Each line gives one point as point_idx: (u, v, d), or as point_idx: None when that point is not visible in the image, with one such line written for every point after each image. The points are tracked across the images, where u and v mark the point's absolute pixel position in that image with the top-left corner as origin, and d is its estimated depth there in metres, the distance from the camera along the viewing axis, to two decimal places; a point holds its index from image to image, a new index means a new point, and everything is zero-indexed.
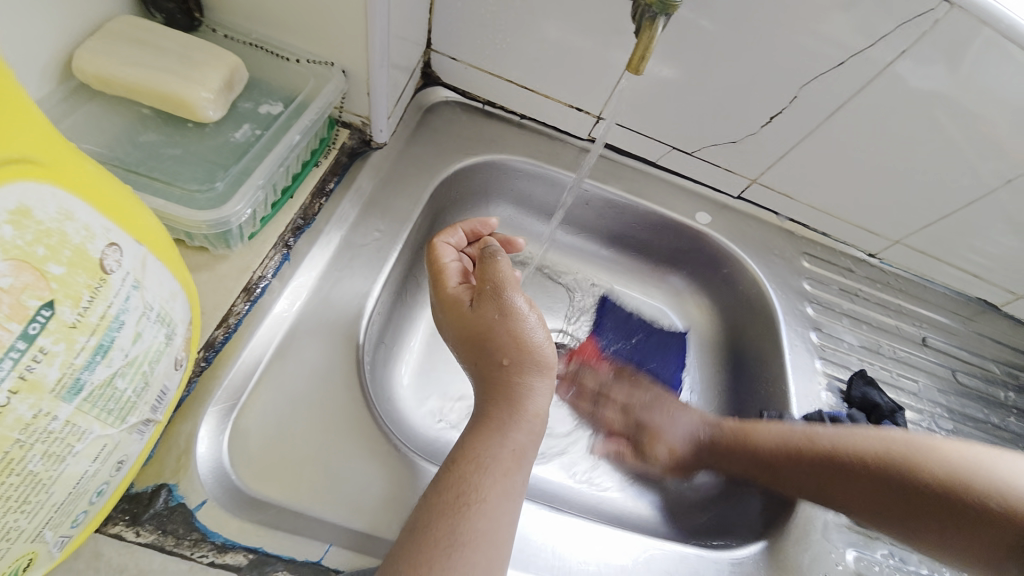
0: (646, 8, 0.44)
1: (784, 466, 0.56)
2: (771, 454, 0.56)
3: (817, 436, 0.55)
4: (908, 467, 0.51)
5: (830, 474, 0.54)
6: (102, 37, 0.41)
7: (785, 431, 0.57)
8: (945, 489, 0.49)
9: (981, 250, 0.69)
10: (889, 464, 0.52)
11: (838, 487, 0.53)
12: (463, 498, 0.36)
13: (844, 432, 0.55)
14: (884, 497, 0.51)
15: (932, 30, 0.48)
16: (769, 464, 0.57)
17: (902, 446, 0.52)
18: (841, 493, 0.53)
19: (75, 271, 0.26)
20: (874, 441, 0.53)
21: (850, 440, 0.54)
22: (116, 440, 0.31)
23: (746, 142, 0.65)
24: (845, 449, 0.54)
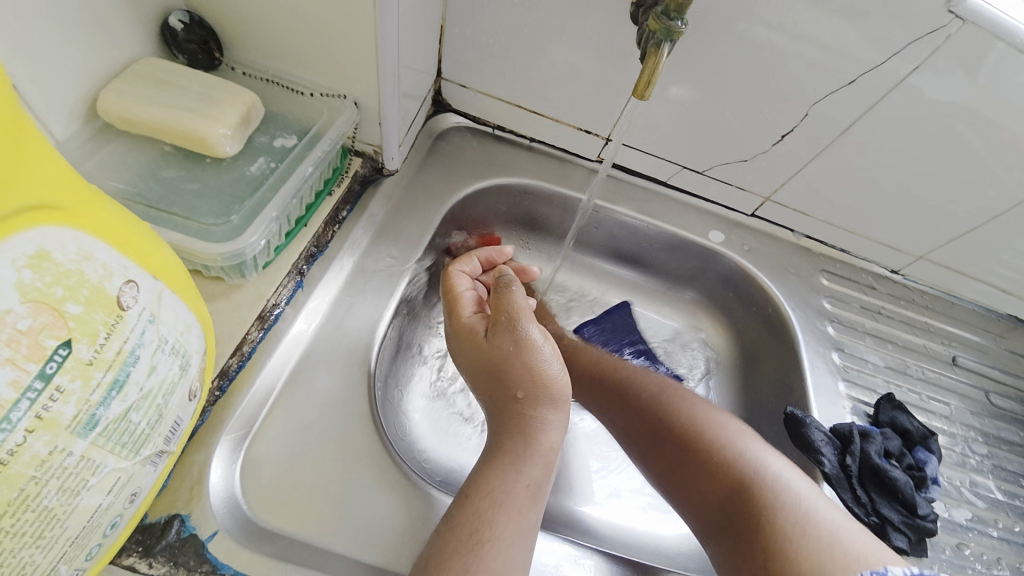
0: (652, 34, 0.45)
1: (597, 388, 0.59)
2: (594, 376, 0.59)
3: (640, 374, 0.58)
4: (694, 428, 0.52)
5: (627, 406, 0.56)
6: (128, 78, 0.43)
7: (623, 363, 0.59)
8: (713, 458, 0.49)
9: (1009, 264, 0.67)
10: (681, 420, 0.52)
11: (632, 417, 0.55)
12: (476, 535, 0.36)
13: (666, 383, 0.57)
14: (663, 445, 0.53)
15: (945, 45, 0.48)
16: (588, 386, 0.59)
17: (706, 414, 0.53)
18: (633, 425, 0.55)
19: (92, 309, 0.26)
20: (681, 400, 0.54)
21: (663, 390, 0.56)
22: (129, 473, 0.32)
23: (758, 159, 0.64)
24: (657, 394, 0.55)
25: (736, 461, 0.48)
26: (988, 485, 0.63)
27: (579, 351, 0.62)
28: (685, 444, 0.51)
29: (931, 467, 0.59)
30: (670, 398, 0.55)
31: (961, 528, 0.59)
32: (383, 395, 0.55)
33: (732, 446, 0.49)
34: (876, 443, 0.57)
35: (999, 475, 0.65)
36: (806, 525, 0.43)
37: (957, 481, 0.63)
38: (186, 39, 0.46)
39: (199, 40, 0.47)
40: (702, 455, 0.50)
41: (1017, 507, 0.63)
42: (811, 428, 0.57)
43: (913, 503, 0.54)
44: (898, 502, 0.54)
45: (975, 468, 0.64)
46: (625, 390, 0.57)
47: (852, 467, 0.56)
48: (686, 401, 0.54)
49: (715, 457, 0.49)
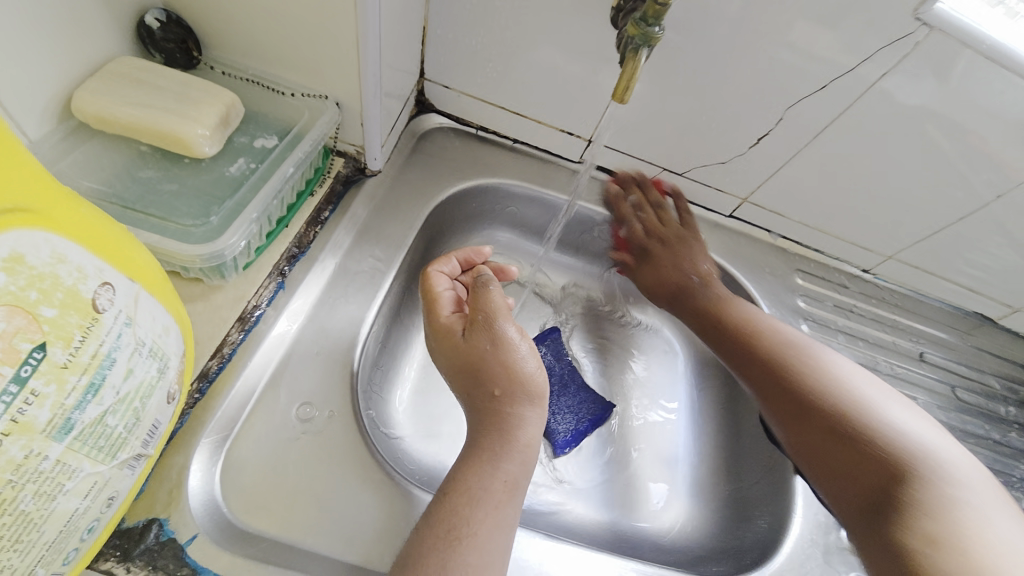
0: (630, 38, 0.46)
1: (752, 360, 0.59)
2: (749, 347, 0.60)
3: (801, 351, 0.58)
4: (858, 411, 0.52)
5: (782, 379, 0.57)
6: (103, 77, 0.42)
7: (781, 338, 0.59)
8: (875, 447, 0.50)
9: (974, 263, 0.70)
10: (847, 403, 0.53)
11: (789, 390, 0.56)
12: (454, 531, 0.36)
13: (834, 361, 0.57)
14: (819, 421, 0.53)
15: (914, 52, 0.50)
16: (741, 356, 0.60)
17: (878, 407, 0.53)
18: (789, 398, 0.56)
19: (67, 312, 0.26)
20: (846, 381, 0.55)
21: (825, 368, 0.56)
22: (106, 477, 0.32)
23: (736, 161, 0.66)
24: (822, 375, 0.56)
25: (901, 454, 0.49)
26: None
27: (739, 321, 0.62)
28: (841, 419, 0.52)
29: None
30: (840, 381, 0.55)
31: None
32: (370, 386, 0.56)
33: (896, 435, 0.50)
34: None
35: None
36: (967, 533, 0.43)
37: None
38: (163, 38, 0.46)
39: (177, 39, 0.46)
40: (862, 439, 0.51)
41: None
42: None
43: None
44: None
45: None
46: (785, 365, 0.57)
47: None
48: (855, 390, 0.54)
49: (876, 447, 0.50)
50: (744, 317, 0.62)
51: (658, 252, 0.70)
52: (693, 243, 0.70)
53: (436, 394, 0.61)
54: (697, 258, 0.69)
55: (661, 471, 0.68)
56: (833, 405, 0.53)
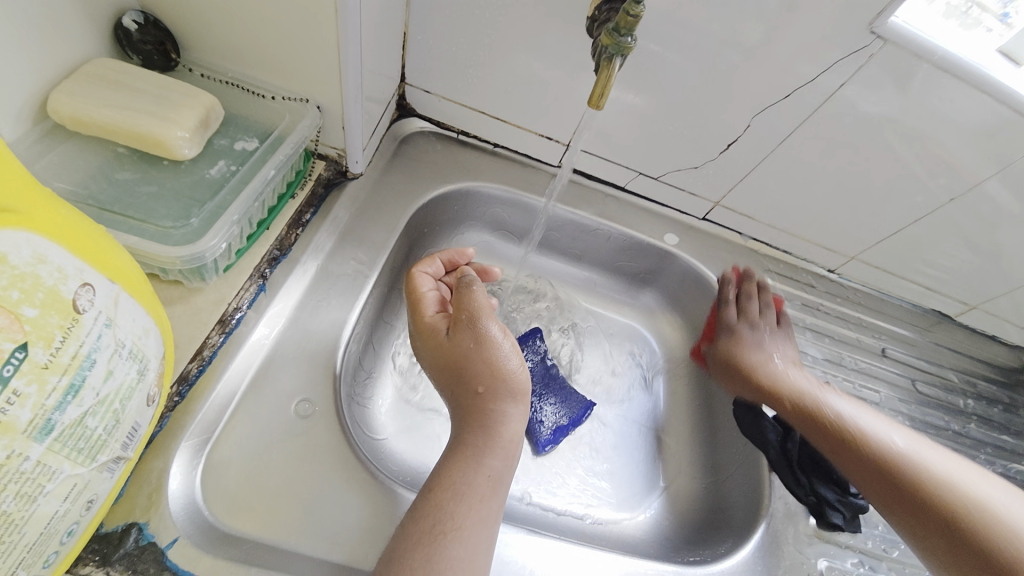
0: (604, 47, 0.48)
1: (864, 466, 0.57)
2: (858, 452, 0.57)
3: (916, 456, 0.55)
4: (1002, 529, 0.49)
5: (903, 491, 0.54)
6: (79, 79, 0.42)
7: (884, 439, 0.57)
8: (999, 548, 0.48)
9: (932, 263, 0.74)
10: (956, 498, 0.52)
11: (916, 505, 0.53)
12: (438, 527, 0.37)
13: (956, 468, 0.54)
14: (928, 517, 0.52)
15: (870, 62, 0.53)
16: (853, 461, 0.57)
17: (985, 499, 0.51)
18: (917, 514, 0.52)
19: (48, 312, 0.26)
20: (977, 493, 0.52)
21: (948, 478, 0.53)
22: (85, 479, 0.31)
23: (709, 166, 0.68)
24: (949, 485, 0.52)
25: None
26: None
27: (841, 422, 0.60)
28: (950, 514, 0.51)
29: None
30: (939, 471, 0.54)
31: None
32: (352, 391, 0.56)
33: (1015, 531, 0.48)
34: None
35: None
36: None
37: None
38: (141, 40, 0.45)
39: (155, 41, 0.46)
40: (980, 538, 0.49)
41: None
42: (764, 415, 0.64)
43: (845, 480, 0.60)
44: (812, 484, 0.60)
45: None
46: (903, 474, 0.54)
47: (792, 451, 0.61)
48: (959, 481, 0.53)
49: (1001, 549, 0.47)
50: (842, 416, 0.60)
51: (746, 336, 0.69)
52: (784, 337, 0.71)
53: (420, 397, 0.62)
54: (780, 351, 0.69)
55: (642, 467, 0.69)
56: (941, 498, 0.52)
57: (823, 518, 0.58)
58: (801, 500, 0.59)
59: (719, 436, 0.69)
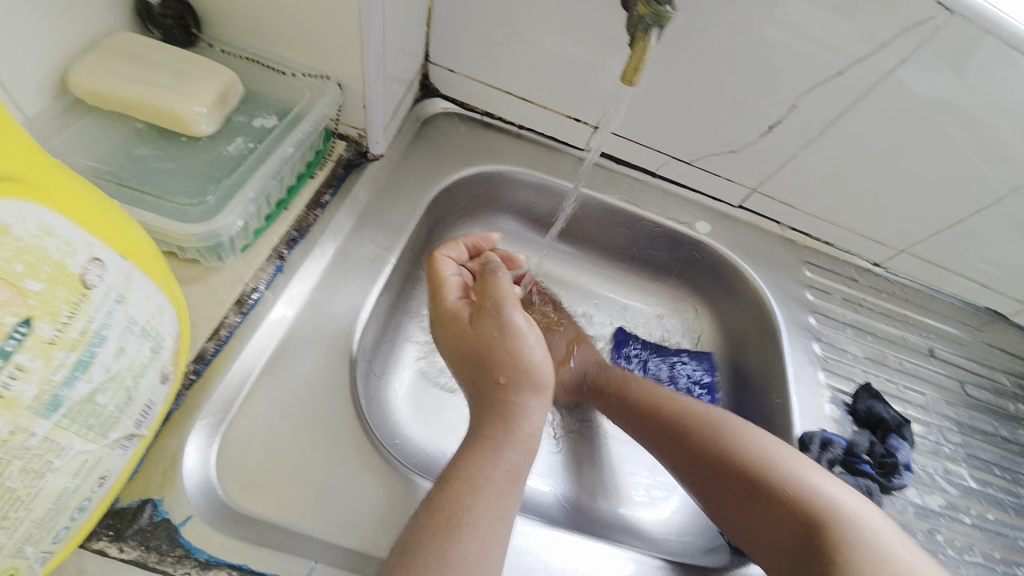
0: (640, 18, 0.44)
1: (720, 485, 0.52)
2: (709, 462, 0.52)
3: (757, 448, 0.51)
4: (850, 527, 0.45)
5: (764, 505, 0.49)
6: (98, 53, 0.41)
7: (721, 438, 0.53)
8: (752, 468, 0.50)
9: (988, 259, 0.68)
10: (717, 437, 0.53)
11: (770, 521, 0.48)
12: (454, 520, 0.37)
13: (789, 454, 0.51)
14: (708, 464, 0.52)
15: (931, 38, 0.48)
16: (706, 476, 0.52)
17: (740, 433, 0.53)
18: (772, 531, 0.48)
19: (54, 287, 0.26)
20: (818, 487, 0.48)
21: (791, 473, 0.49)
22: (97, 456, 0.31)
23: (745, 150, 0.64)
24: (735, 442, 0.52)
25: (774, 474, 0.49)
26: (961, 472, 0.65)
27: (684, 428, 0.55)
28: (712, 453, 0.52)
29: (903, 453, 0.60)
30: (712, 424, 0.54)
31: (933, 514, 0.61)
32: (377, 390, 0.56)
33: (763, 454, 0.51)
34: (832, 453, 0.57)
35: (972, 463, 0.66)
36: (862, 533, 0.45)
37: (930, 468, 0.64)
38: (161, 14, 0.45)
39: (175, 15, 0.45)
40: (740, 466, 0.51)
41: (988, 494, 0.65)
42: (806, 442, 0.58)
43: None
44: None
45: (949, 456, 0.65)
46: (763, 482, 0.49)
47: None
48: (735, 432, 0.53)
49: (783, 494, 0.48)
50: (686, 417, 0.55)
51: None
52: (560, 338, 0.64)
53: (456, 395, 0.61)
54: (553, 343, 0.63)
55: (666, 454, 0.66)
56: (708, 441, 0.53)
57: None
58: None
59: None
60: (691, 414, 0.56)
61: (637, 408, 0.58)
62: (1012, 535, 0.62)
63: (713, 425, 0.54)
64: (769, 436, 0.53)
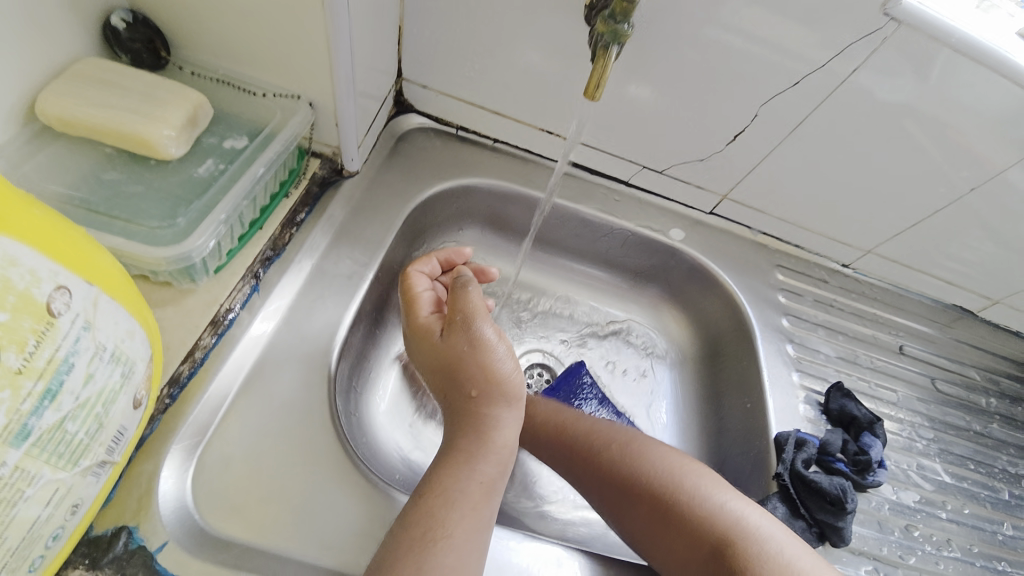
0: (600, 36, 0.46)
1: (628, 506, 0.51)
2: (616, 485, 0.52)
3: (661, 467, 0.51)
4: (755, 544, 0.45)
5: (670, 529, 0.48)
6: (66, 80, 0.41)
7: (626, 459, 0.52)
8: (658, 491, 0.50)
9: (953, 256, 0.70)
10: (622, 461, 0.52)
11: (679, 544, 0.48)
12: (429, 534, 0.37)
13: (694, 468, 0.51)
14: (615, 488, 0.52)
15: (884, 46, 0.50)
16: (615, 500, 0.52)
17: (643, 454, 0.52)
18: (681, 553, 0.48)
19: (20, 316, 0.26)
20: (722, 503, 0.48)
21: (694, 494, 0.49)
22: (69, 484, 0.31)
23: (714, 159, 0.66)
24: (640, 463, 0.51)
25: (680, 495, 0.49)
26: (935, 468, 0.67)
27: (591, 452, 0.54)
28: (619, 477, 0.52)
29: (876, 451, 0.61)
30: (615, 446, 0.53)
31: (909, 510, 0.62)
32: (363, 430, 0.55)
33: (666, 473, 0.50)
34: (807, 453, 0.58)
35: (946, 458, 0.68)
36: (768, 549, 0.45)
37: (905, 464, 0.66)
38: (130, 38, 0.45)
39: (144, 39, 0.46)
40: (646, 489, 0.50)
41: (965, 489, 0.66)
42: (782, 444, 0.59)
43: (842, 500, 0.55)
44: (829, 505, 0.56)
45: (922, 452, 0.67)
46: (668, 506, 0.49)
47: (783, 478, 0.57)
48: (639, 453, 0.52)
49: (688, 516, 0.48)
50: (592, 439, 0.54)
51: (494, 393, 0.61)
52: None
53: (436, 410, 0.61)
54: None
55: None
56: (615, 466, 0.52)
57: (827, 542, 0.56)
58: (806, 533, 0.56)
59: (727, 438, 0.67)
60: (595, 437, 0.55)
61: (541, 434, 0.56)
62: (991, 530, 0.64)
63: (616, 448, 0.53)
64: (675, 450, 0.53)
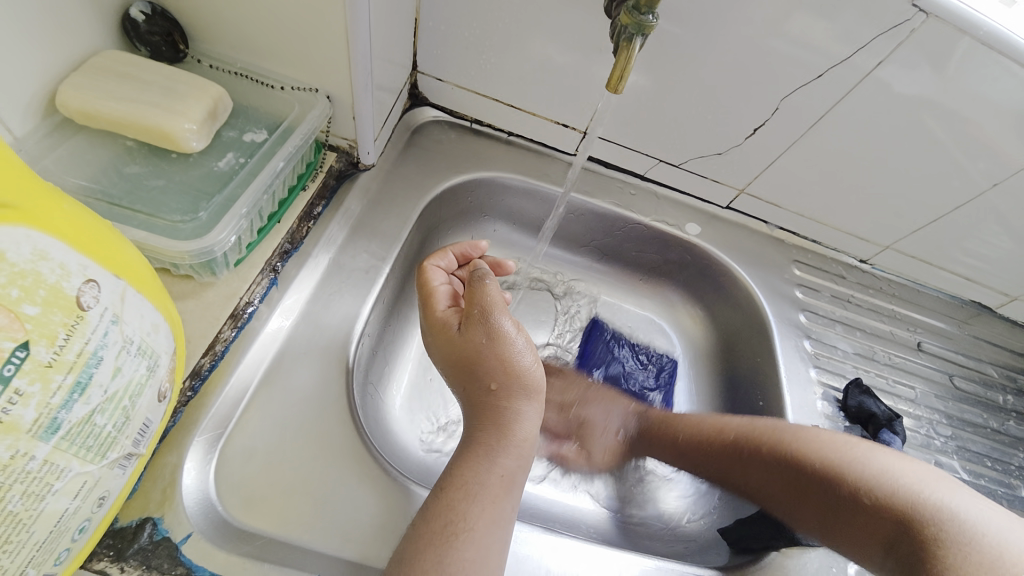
0: (624, 27, 0.45)
1: (797, 494, 0.53)
2: (785, 473, 0.54)
3: (825, 455, 0.52)
4: (947, 517, 0.46)
5: (847, 509, 0.50)
6: (86, 73, 0.41)
7: (785, 451, 0.54)
8: (825, 476, 0.51)
9: (973, 253, 0.69)
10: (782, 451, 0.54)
11: (862, 524, 0.49)
12: (450, 528, 0.37)
13: (861, 452, 0.52)
14: (781, 479, 0.54)
15: (909, 39, 0.49)
16: (784, 488, 0.54)
17: (806, 444, 0.53)
18: (864, 530, 0.48)
19: (50, 310, 0.26)
20: (895, 481, 0.49)
21: (864, 473, 0.50)
22: (96, 476, 0.31)
23: (732, 153, 0.65)
24: (798, 450, 0.53)
25: (850, 476, 0.50)
26: (952, 465, 0.66)
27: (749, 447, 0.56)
28: (782, 468, 0.54)
29: (894, 448, 0.61)
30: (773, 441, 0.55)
31: None
32: (397, 451, 0.54)
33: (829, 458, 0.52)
34: None
35: (963, 456, 0.67)
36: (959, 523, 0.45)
37: (922, 462, 0.65)
38: (149, 31, 0.45)
39: (162, 32, 0.45)
40: (813, 476, 0.52)
41: (981, 486, 0.66)
42: None
43: None
44: None
45: (940, 449, 0.67)
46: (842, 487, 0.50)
47: None
48: (799, 444, 0.54)
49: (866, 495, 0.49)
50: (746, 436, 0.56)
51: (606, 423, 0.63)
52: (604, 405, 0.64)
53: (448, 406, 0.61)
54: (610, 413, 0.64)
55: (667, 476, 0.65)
56: (774, 458, 0.54)
57: None
58: None
59: None
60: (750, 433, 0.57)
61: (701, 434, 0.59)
62: None
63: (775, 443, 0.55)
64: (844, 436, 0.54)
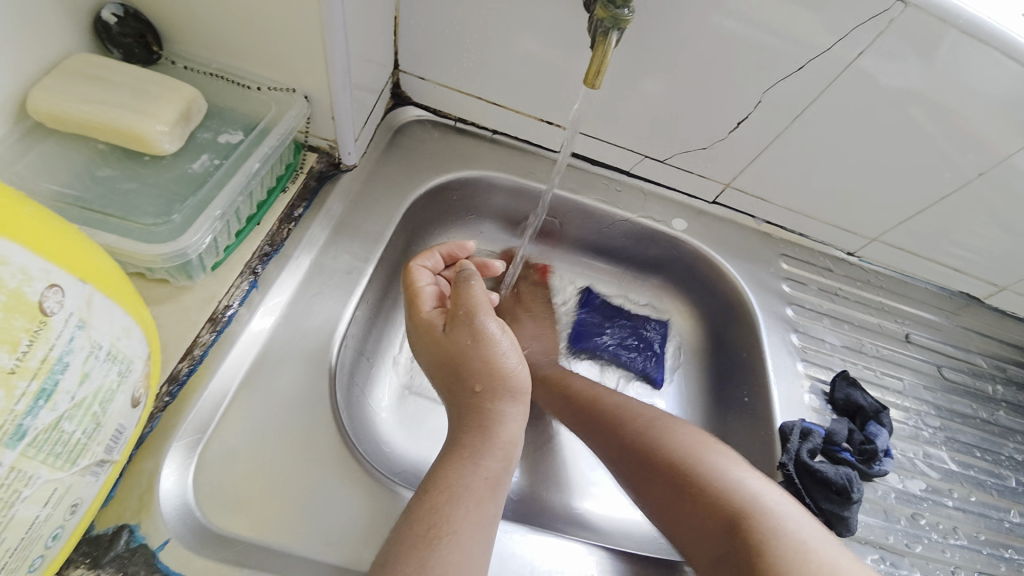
0: (600, 22, 0.45)
1: (646, 476, 0.52)
2: (636, 458, 0.53)
3: (686, 445, 0.52)
4: (774, 520, 0.46)
5: (688, 497, 0.49)
6: (56, 75, 0.41)
7: (650, 434, 0.54)
8: (677, 463, 0.51)
9: (960, 243, 0.69)
10: (648, 432, 0.54)
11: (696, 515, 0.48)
12: (434, 530, 0.37)
13: (717, 450, 0.52)
14: (635, 458, 0.53)
15: (890, 28, 0.49)
16: (637, 468, 0.53)
17: (675, 431, 0.53)
18: (697, 522, 0.48)
19: (12, 315, 0.26)
20: (739, 479, 0.49)
21: (712, 467, 0.50)
22: (67, 484, 0.31)
23: (717, 147, 0.65)
24: (664, 434, 0.53)
25: (697, 467, 0.50)
26: (941, 456, 0.66)
27: (619, 422, 0.56)
28: (641, 447, 0.53)
29: (881, 440, 0.61)
30: (645, 422, 0.55)
31: (915, 498, 0.62)
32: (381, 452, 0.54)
33: (687, 447, 0.52)
34: (811, 442, 0.58)
35: (952, 447, 0.67)
36: (783, 528, 0.45)
37: (910, 453, 0.65)
38: (121, 32, 0.44)
39: (136, 33, 0.45)
40: (665, 462, 0.51)
41: (971, 476, 0.66)
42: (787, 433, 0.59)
43: (847, 489, 0.55)
44: (834, 495, 0.55)
45: (928, 440, 0.67)
46: (687, 475, 0.50)
47: (787, 467, 0.57)
48: (666, 429, 0.54)
49: (708, 488, 0.49)
50: (620, 412, 0.56)
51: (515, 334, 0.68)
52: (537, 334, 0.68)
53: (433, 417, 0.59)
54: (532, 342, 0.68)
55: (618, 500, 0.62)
56: (638, 436, 0.54)
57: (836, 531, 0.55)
58: None
59: (732, 427, 0.67)
60: (624, 410, 0.57)
61: (575, 408, 0.59)
62: (997, 517, 0.64)
63: (648, 424, 0.55)
64: (696, 430, 0.54)
